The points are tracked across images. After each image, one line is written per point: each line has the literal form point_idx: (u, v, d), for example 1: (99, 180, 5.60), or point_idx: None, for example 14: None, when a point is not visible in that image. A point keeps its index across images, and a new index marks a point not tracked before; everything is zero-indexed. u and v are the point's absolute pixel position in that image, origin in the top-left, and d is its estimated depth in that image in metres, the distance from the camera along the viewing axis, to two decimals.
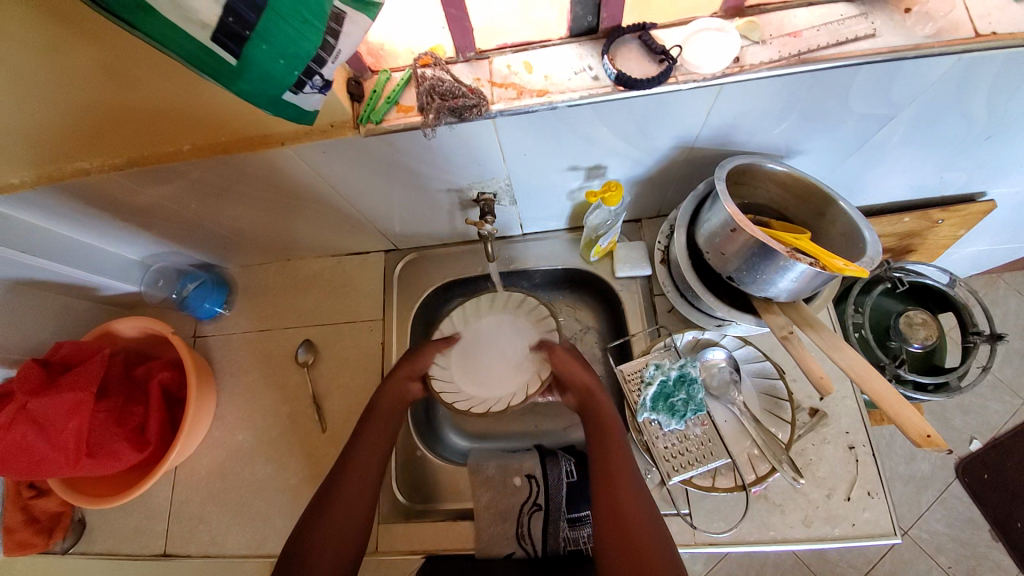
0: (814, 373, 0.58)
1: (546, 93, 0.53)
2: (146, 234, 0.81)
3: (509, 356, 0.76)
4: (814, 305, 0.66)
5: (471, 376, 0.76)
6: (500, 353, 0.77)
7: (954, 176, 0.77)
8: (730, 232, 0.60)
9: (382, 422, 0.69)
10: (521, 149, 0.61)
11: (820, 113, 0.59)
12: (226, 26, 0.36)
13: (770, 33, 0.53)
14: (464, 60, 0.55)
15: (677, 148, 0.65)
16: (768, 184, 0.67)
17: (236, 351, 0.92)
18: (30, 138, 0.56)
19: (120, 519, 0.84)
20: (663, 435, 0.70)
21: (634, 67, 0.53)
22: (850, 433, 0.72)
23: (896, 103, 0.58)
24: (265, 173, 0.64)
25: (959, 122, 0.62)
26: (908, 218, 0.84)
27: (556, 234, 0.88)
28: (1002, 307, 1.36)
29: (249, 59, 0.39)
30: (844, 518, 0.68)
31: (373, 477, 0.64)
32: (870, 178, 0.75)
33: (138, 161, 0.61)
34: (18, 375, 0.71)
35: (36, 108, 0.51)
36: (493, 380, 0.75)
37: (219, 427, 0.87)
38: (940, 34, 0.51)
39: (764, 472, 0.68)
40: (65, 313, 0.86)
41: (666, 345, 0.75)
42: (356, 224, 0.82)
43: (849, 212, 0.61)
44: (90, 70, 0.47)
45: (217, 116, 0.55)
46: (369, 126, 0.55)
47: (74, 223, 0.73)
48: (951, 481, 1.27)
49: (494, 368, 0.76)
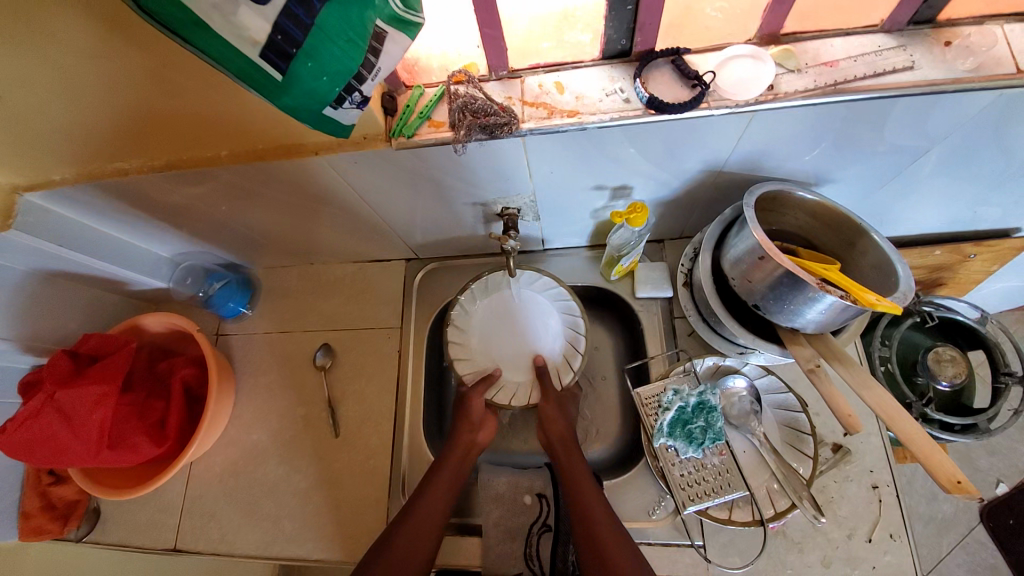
0: (841, 410, 0.56)
1: (576, 114, 0.53)
2: (176, 233, 0.83)
3: (523, 342, 0.79)
4: (842, 339, 0.64)
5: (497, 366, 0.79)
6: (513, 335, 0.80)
7: (989, 211, 0.75)
8: (758, 259, 0.59)
9: (431, 505, 0.68)
10: (549, 167, 0.62)
11: (853, 143, 0.58)
12: (275, 43, 0.37)
13: (806, 62, 0.53)
14: (497, 78, 0.56)
15: (704, 172, 0.64)
16: (797, 211, 0.66)
17: (256, 351, 0.93)
18: (77, 139, 0.58)
19: (134, 511, 0.85)
20: (679, 462, 0.68)
21: (664, 91, 0.53)
22: (874, 472, 0.70)
23: (932, 136, 0.57)
24: (296, 180, 0.66)
25: (998, 157, 0.60)
26: (940, 251, 0.82)
27: (576, 251, 0.88)
28: None
29: (294, 76, 0.40)
30: (864, 560, 0.66)
31: (424, 546, 0.66)
32: (901, 210, 0.74)
33: (177, 164, 0.63)
34: (47, 365, 0.72)
35: (87, 110, 0.53)
36: (516, 366, 0.79)
37: (235, 425, 0.89)
38: (980, 69, 0.50)
39: (784, 508, 0.66)
40: (94, 304, 0.88)
41: (686, 369, 0.73)
42: (380, 232, 0.83)
43: (882, 244, 0.60)
44: (140, 78, 0.49)
45: (256, 126, 0.57)
46: (400, 139, 0.56)
47: (111, 219, 0.75)
48: (975, 525, 1.22)
49: (511, 353, 0.79)
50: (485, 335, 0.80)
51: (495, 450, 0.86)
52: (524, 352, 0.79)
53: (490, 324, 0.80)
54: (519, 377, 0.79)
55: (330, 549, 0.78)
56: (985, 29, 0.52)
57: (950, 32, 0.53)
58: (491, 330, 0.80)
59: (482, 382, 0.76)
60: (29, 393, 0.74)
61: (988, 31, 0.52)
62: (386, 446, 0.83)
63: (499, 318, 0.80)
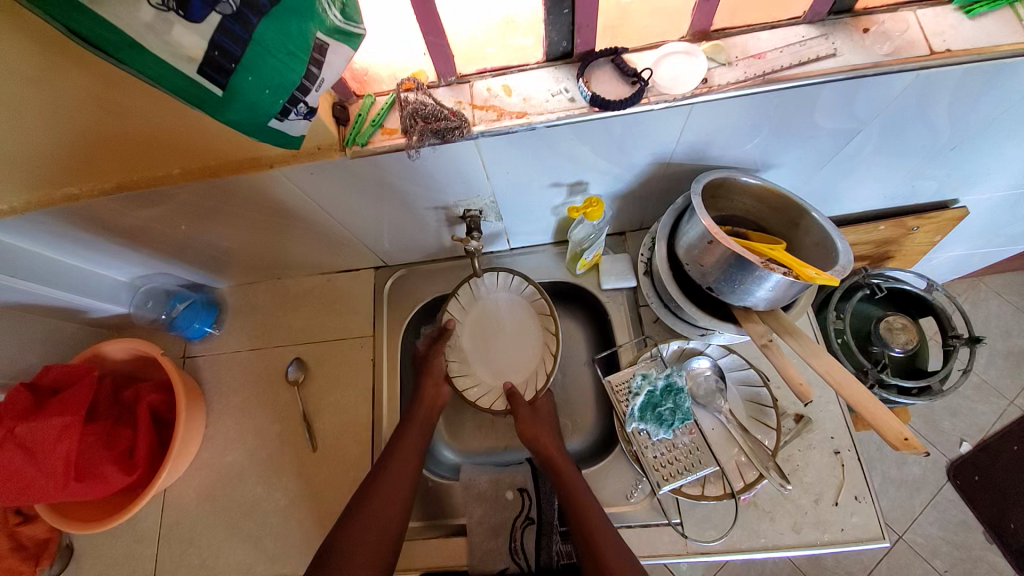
0: (793, 380, 0.59)
1: (525, 114, 0.55)
2: (136, 256, 0.82)
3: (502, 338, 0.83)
4: (792, 313, 0.67)
5: (477, 351, 0.84)
6: (502, 340, 0.83)
7: (925, 184, 0.80)
8: (707, 244, 0.62)
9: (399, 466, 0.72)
10: (505, 167, 0.63)
11: (790, 128, 0.62)
12: (213, 60, 0.38)
13: (735, 55, 0.56)
14: (446, 84, 0.57)
15: (654, 164, 0.67)
16: (744, 196, 0.70)
17: (227, 371, 0.92)
18: (21, 167, 0.57)
19: (108, 544, 0.83)
20: (652, 445, 0.71)
21: (607, 89, 0.55)
22: (835, 439, 0.74)
23: (861, 117, 0.61)
24: (255, 195, 0.65)
25: (925, 132, 0.65)
26: (884, 226, 0.87)
27: (542, 248, 0.90)
28: (983, 309, 1.40)
29: (236, 89, 0.40)
30: (832, 523, 0.69)
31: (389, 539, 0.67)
32: (844, 189, 0.78)
33: (127, 185, 0.62)
34: (6, 400, 0.70)
35: (25, 136, 0.52)
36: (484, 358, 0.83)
37: (209, 447, 0.87)
38: (897, 52, 0.54)
39: (753, 479, 0.68)
40: (52, 335, 0.86)
41: (652, 355, 0.76)
42: (346, 242, 0.83)
43: (821, 222, 0.64)
44: (82, 101, 0.49)
45: (207, 142, 0.57)
46: (355, 148, 0.57)
47: (64, 246, 0.74)
48: (943, 484, 1.28)
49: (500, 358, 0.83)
50: (479, 333, 0.84)
51: (474, 450, 0.87)
52: (506, 359, 0.82)
53: (479, 324, 0.84)
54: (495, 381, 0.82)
55: None
56: (898, 15, 0.56)
57: (867, 19, 0.57)
58: (479, 322, 0.84)
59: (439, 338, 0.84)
60: None
61: (900, 17, 0.56)
62: (365, 455, 0.83)
63: (495, 314, 0.84)
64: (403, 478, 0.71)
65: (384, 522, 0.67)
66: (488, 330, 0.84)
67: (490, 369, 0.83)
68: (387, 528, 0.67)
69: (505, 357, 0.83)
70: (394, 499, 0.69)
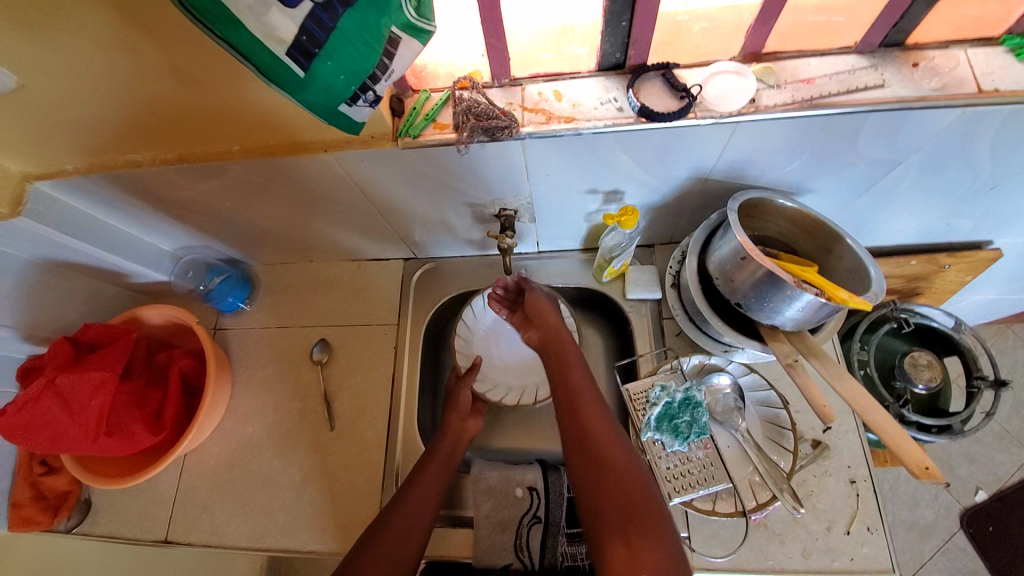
0: (817, 401, 0.60)
1: (573, 119, 0.57)
2: (181, 226, 0.85)
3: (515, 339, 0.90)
4: (819, 337, 0.68)
5: (495, 367, 0.89)
6: (511, 347, 0.90)
7: (960, 223, 0.80)
8: (741, 260, 0.62)
9: (425, 485, 0.71)
10: (546, 170, 0.65)
11: (830, 154, 0.63)
12: (300, 43, 0.40)
13: (784, 78, 0.57)
14: (499, 85, 0.60)
15: (692, 178, 0.68)
16: (779, 218, 0.70)
17: (255, 346, 0.94)
18: (94, 131, 0.61)
19: (126, 502, 0.86)
20: (666, 455, 0.71)
21: (656, 101, 0.57)
22: (852, 468, 0.73)
23: (902, 150, 0.61)
24: (304, 177, 0.68)
25: (965, 170, 0.65)
26: (915, 261, 0.86)
27: (570, 253, 0.91)
28: (1010, 356, 1.37)
29: (315, 72, 0.43)
30: (843, 552, 0.69)
31: (413, 542, 0.66)
32: (879, 220, 0.78)
33: (188, 158, 0.66)
34: (49, 352, 0.74)
35: (101, 100, 0.56)
36: (502, 369, 0.89)
37: (231, 418, 0.90)
38: (944, 88, 0.55)
39: (765, 500, 0.69)
40: (95, 296, 0.90)
41: (673, 367, 0.76)
42: (382, 229, 0.85)
43: (856, 249, 0.64)
44: (160, 72, 0.52)
45: (268, 122, 0.60)
46: (406, 139, 0.59)
47: (119, 210, 0.78)
48: (954, 531, 1.25)
49: (513, 361, 0.89)
50: (488, 343, 0.89)
51: (487, 445, 0.88)
52: (518, 361, 0.89)
53: (489, 334, 0.90)
54: (517, 381, 0.88)
55: (323, 541, 0.79)
56: (949, 52, 0.57)
57: (917, 54, 0.57)
58: (492, 341, 0.90)
59: (470, 371, 0.83)
60: (28, 378, 0.75)
61: (951, 54, 0.57)
62: (380, 440, 0.85)
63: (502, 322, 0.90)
64: (436, 481, 0.72)
65: (398, 522, 0.66)
66: (499, 341, 0.90)
67: (508, 375, 0.88)
68: (411, 533, 0.66)
69: (518, 361, 0.89)
70: (424, 508, 0.69)
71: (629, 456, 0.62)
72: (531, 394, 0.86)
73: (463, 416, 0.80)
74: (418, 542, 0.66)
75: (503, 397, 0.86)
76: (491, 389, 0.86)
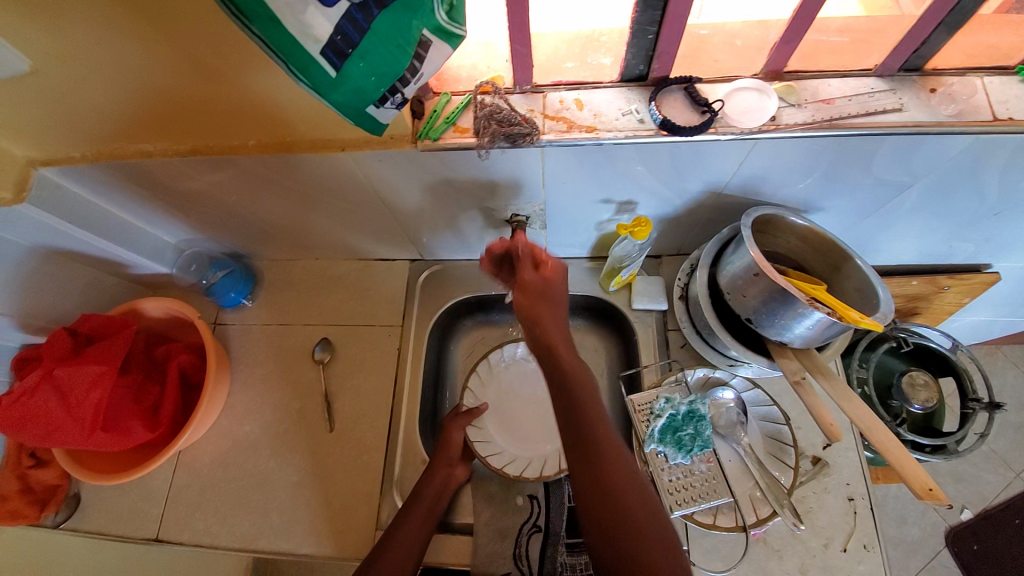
0: (824, 420, 0.60)
1: (594, 129, 0.57)
2: (185, 218, 0.84)
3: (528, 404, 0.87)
4: (825, 354, 0.69)
5: (496, 424, 0.85)
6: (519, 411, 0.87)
7: (963, 246, 0.81)
8: (752, 276, 0.63)
9: (429, 498, 0.73)
10: (563, 178, 0.65)
11: (843, 175, 0.63)
12: (335, 43, 0.40)
13: (805, 98, 0.57)
14: (521, 92, 0.59)
15: (706, 192, 0.69)
16: (789, 235, 0.71)
17: (255, 343, 0.93)
18: (106, 119, 0.60)
19: (116, 498, 0.84)
20: (668, 468, 0.71)
21: (677, 115, 0.57)
22: (851, 485, 0.74)
23: (914, 173, 0.62)
24: (316, 174, 0.68)
25: (973, 195, 0.66)
26: (916, 281, 0.87)
27: (577, 261, 0.91)
28: (999, 377, 1.39)
29: (346, 73, 0.43)
30: (840, 569, 0.69)
31: (413, 555, 0.68)
32: (884, 240, 0.79)
33: (201, 151, 0.65)
34: (46, 342, 0.73)
35: (118, 89, 0.55)
36: (501, 427, 0.85)
37: (228, 415, 0.88)
38: (961, 114, 0.56)
39: (765, 515, 0.69)
40: (92, 286, 0.88)
41: (677, 379, 0.76)
42: (390, 230, 0.85)
43: (865, 269, 0.65)
44: (181, 64, 0.51)
45: (285, 119, 0.59)
46: (426, 141, 0.59)
47: (124, 200, 0.76)
48: (940, 549, 1.27)
49: (516, 427, 0.85)
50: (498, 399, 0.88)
51: None
52: (522, 428, 0.85)
53: (503, 389, 0.89)
54: (512, 448, 0.83)
55: (318, 544, 0.78)
56: (966, 80, 0.58)
57: (936, 79, 0.58)
58: (503, 397, 0.88)
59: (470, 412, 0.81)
60: (25, 368, 0.74)
61: (968, 81, 0.58)
62: (380, 442, 0.84)
63: (521, 382, 0.90)
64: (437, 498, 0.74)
65: (400, 532, 0.69)
66: (509, 400, 0.88)
67: (507, 439, 0.84)
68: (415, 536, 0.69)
69: (521, 429, 0.85)
70: (422, 515, 0.71)
71: (657, 514, 0.51)
72: (520, 465, 0.81)
73: (451, 462, 0.77)
74: (418, 552, 0.69)
75: (487, 452, 0.81)
76: (482, 442, 0.82)
